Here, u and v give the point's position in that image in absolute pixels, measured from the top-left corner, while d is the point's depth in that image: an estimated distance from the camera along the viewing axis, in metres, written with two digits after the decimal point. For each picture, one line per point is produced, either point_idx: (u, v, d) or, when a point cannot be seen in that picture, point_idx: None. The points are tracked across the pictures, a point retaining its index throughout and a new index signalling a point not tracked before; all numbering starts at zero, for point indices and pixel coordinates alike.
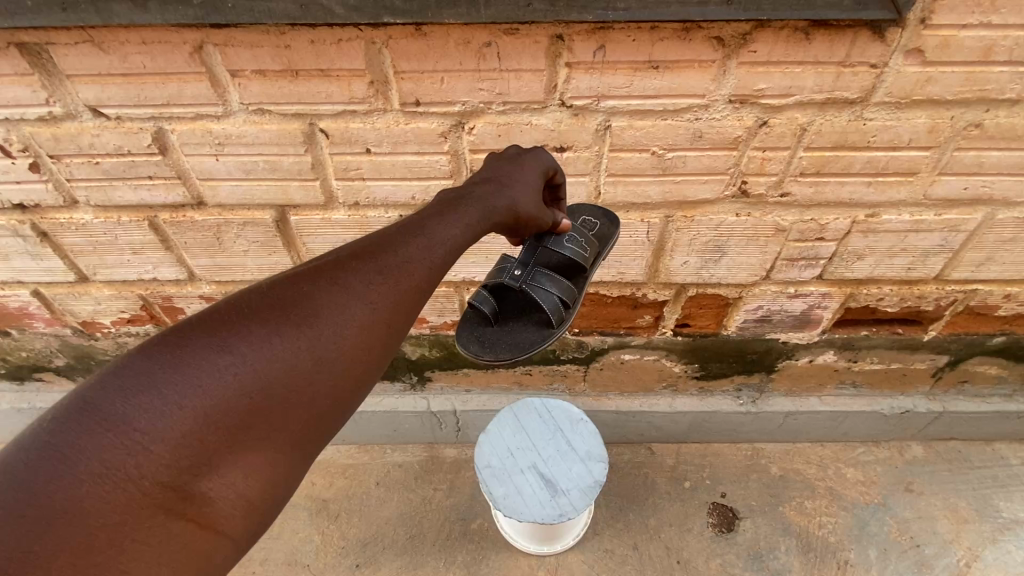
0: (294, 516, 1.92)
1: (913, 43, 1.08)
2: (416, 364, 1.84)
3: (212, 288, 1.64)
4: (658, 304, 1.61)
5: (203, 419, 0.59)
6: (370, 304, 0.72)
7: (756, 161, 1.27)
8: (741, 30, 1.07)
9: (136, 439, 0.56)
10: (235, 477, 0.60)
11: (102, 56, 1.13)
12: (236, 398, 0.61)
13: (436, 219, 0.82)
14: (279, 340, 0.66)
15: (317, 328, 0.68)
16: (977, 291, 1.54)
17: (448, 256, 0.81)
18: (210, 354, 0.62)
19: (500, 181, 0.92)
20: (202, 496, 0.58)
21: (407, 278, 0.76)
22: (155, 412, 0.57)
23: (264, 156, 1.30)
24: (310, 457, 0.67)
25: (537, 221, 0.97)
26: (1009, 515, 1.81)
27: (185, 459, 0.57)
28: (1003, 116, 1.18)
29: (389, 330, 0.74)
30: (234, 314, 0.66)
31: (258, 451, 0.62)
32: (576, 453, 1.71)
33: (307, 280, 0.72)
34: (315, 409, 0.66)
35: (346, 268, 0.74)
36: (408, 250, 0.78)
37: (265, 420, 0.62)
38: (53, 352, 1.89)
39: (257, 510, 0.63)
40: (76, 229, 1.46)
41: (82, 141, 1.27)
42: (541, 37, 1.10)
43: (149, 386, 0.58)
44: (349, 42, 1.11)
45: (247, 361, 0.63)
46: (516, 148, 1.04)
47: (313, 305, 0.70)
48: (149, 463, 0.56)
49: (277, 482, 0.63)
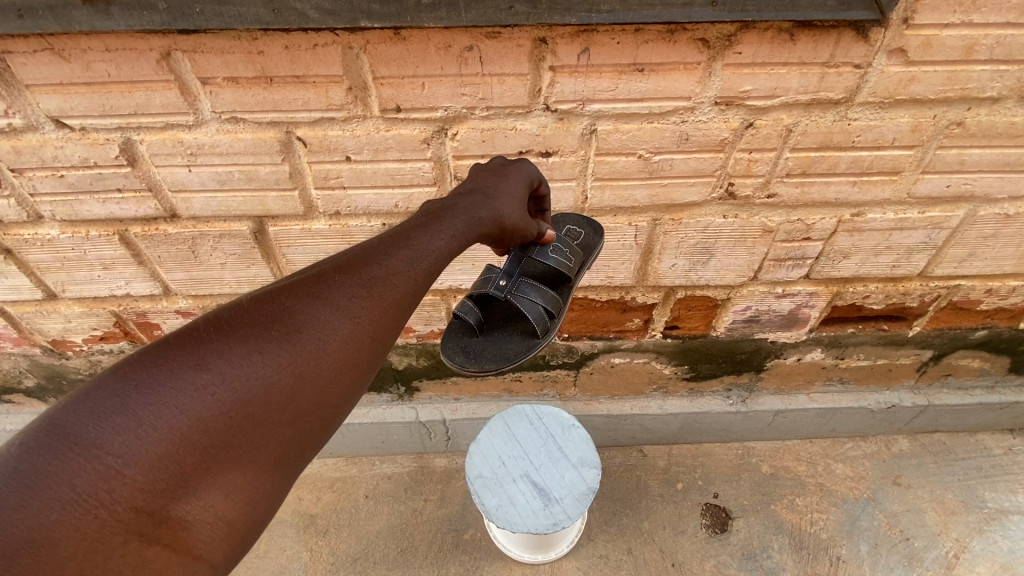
0: (281, 534, 1.87)
1: (896, 42, 1.07)
2: (403, 374, 1.81)
3: (189, 303, 1.58)
4: (648, 307, 1.60)
5: (180, 440, 0.55)
6: (354, 317, 0.69)
7: (743, 162, 1.26)
8: (726, 31, 1.06)
9: (108, 463, 0.52)
10: (214, 499, 0.57)
11: (63, 65, 1.07)
12: (216, 417, 0.58)
13: (420, 230, 0.79)
14: (260, 356, 0.63)
15: (301, 343, 0.65)
16: (960, 286, 1.56)
17: (434, 268, 0.78)
18: (187, 374, 0.58)
19: (486, 193, 0.89)
20: (180, 520, 0.55)
21: (390, 291, 0.73)
22: (128, 435, 0.54)
23: (239, 166, 1.25)
24: (291, 477, 0.64)
25: (521, 231, 0.94)
26: (994, 504, 1.84)
27: (160, 482, 0.54)
28: (984, 114, 1.19)
29: (373, 343, 0.71)
30: (212, 331, 0.63)
31: (239, 471, 0.58)
32: (566, 460, 1.69)
33: (289, 295, 0.69)
34: (299, 425, 0.63)
35: (328, 281, 0.71)
36: (393, 262, 0.75)
37: (246, 439, 0.59)
38: (22, 372, 1.81)
39: (235, 531, 0.60)
40: (41, 246, 1.40)
41: (45, 153, 1.21)
42: (524, 41, 1.07)
43: (123, 406, 0.55)
44: (325, 48, 1.07)
45: (226, 379, 0.59)
46: (501, 158, 1.01)
47: (294, 320, 0.67)
48: (123, 487, 0.52)
49: (259, 503, 0.60)
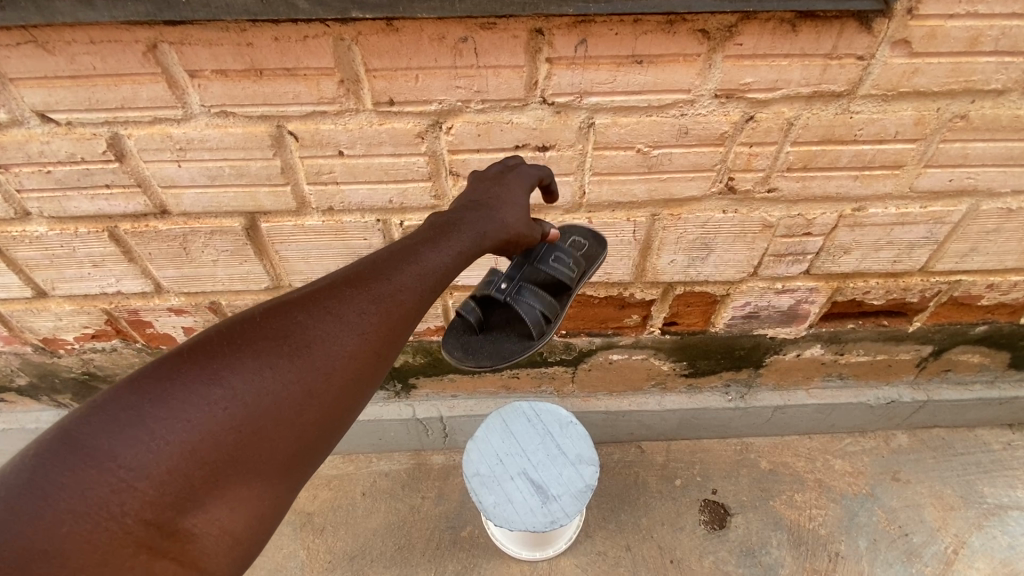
0: (278, 532, 1.86)
1: (899, 33, 1.05)
2: (399, 371, 1.79)
3: (181, 300, 1.56)
4: (647, 303, 1.58)
5: (190, 455, 0.55)
6: (365, 333, 0.67)
7: (743, 157, 1.24)
8: (726, 22, 1.03)
9: (120, 476, 0.53)
10: (221, 513, 0.57)
11: (47, 58, 1.04)
12: (225, 434, 0.57)
13: (434, 242, 0.76)
14: (271, 372, 0.61)
15: (312, 358, 0.63)
16: (961, 281, 1.54)
17: (444, 282, 0.75)
18: (198, 389, 0.57)
19: (484, 205, 0.85)
20: (187, 533, 0.56)
21: (402, 305, 0.71)
22: (139, 449, 0.54)
23: (229, 161, 1.23)
24: (299, 490, 0.64)
25: (525, 239, 0.90)
26: (993, 500, 1.84)
27: (169, 496, 0.54)
28: (989, 107, 1.17)
29: (385, 359, 0.69)
30: (225, 343, 0.61)
31: (247, 486, 0.58)
32: (564, 456, 1.67)
33: (302, 308, 0.66)
34: (309, 441, 0.62)
35: (341, 293, 0.69)
36: (407, 275, 0.72)
37: (256, 455, 0.59)
38: (14, 370, 1.79)
39: (242, 542, 0.60)
40: (29, 243, 1.37)
41: (31, 149, 1.18)
42: (520, 32, 1.04)
43: (134, 420, 0.55)
44: (316, 40, 1.04)
45: (237, 395, 0.58)
46: (499, 164, 0.97)
47: (306, 334, 0.64)
48: (132, 501, 0.53)
49: (266, 517, 0.60)
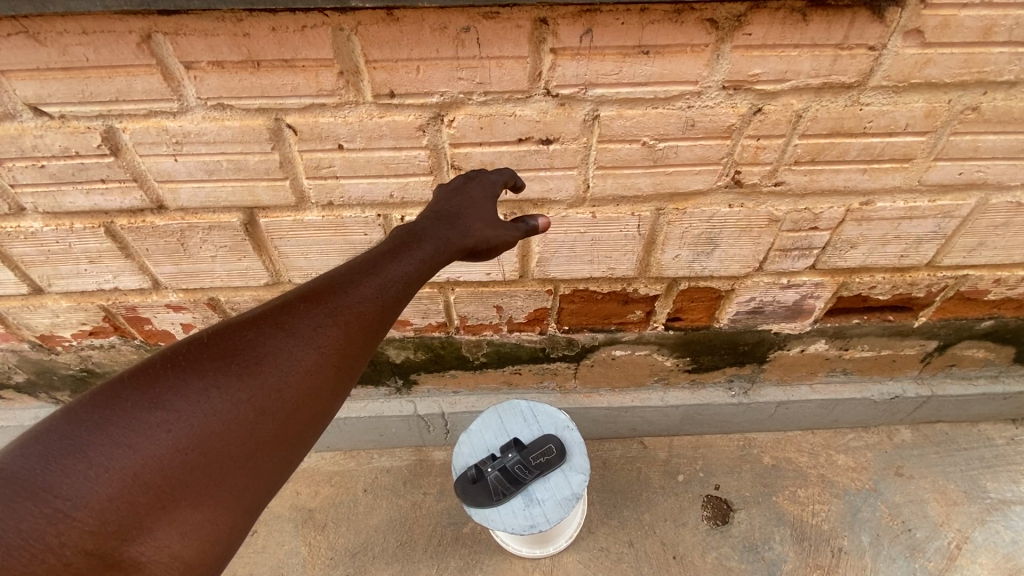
0: (279, 528, 1.86)
1: (912, 23, 1.03)
2: (400, 367, 1.77)
3: (179, 297, 1.54)
4: (650, 299, 1.56)
5: (133, 479, 0.62)
6: (319, 347, 0.76)
7: (750, 150, 1.22)
8: (736, 11, 1.01)
9: (57, 506, 0.59)
10: (169, 538, 0.63)
11: (39, 49, 1.01)
12: (171, 455, 0.64)
13: (389, 257, 0.86)
14: (217, 391, 0.69)
15: (259, 376, 0.72)
16: (968, 276, 1.53)
17: (401, 295, 0.84)
18: (141, 414, 0.65)
19: (451, 215, 0.94)
20: (132, 561, 0.61)
21: (355, 319, 0.80)
22: (80, 477, 0.60)
23: (227, 155, 1.20)
24: (251, 513, 0.70)
25: (501, 239, 0.96)
26: (995, 495, 1.84)
27: (111, 525, 0.60)
28: (1001, 99, 1.15)
29: (338, 372, 0.78)
30: (168, 367, 0.69)
31: (195, 509, 0.65)
32: (552, 462, 1.63)
33: (252, 327, 0.76)
34: (256, 458, 0.70)
35: (293, 312, 0.78)
36: (359, 289, 0.81)
37: (204, 475, 0.66)
38: (11, 368, 1.77)
39: (193, 569, 0.65)
40: (24, 239, 1.34)
41: (24, 143, 1.15)
42: (524, 21, 1.02)
43: (73, 450, 0.62)
44: (315, 30, 1.02)
45: (181, 417, 0.66)
46: (464, 175, 1.04)
47: (255, 353, 0.73)
48: (70, 531, 0.58)
49: (217, 540, 0.66)
